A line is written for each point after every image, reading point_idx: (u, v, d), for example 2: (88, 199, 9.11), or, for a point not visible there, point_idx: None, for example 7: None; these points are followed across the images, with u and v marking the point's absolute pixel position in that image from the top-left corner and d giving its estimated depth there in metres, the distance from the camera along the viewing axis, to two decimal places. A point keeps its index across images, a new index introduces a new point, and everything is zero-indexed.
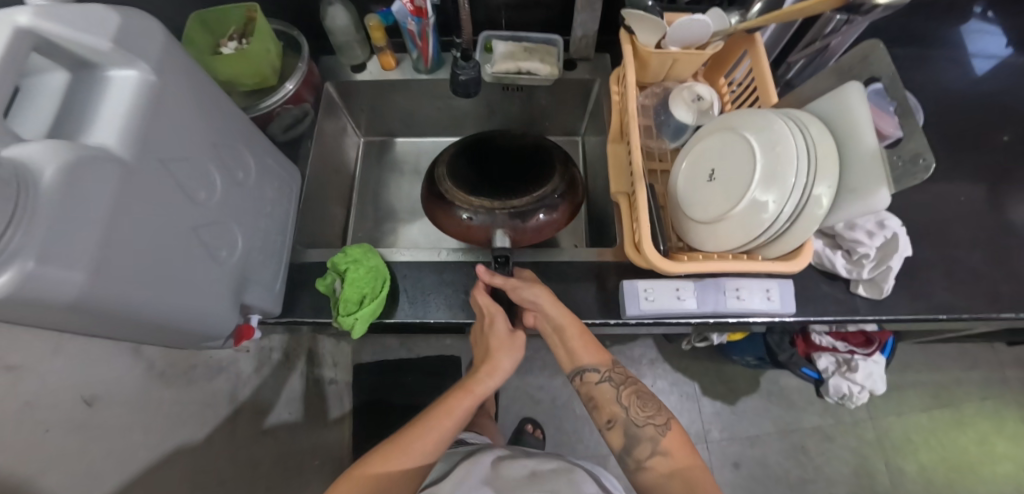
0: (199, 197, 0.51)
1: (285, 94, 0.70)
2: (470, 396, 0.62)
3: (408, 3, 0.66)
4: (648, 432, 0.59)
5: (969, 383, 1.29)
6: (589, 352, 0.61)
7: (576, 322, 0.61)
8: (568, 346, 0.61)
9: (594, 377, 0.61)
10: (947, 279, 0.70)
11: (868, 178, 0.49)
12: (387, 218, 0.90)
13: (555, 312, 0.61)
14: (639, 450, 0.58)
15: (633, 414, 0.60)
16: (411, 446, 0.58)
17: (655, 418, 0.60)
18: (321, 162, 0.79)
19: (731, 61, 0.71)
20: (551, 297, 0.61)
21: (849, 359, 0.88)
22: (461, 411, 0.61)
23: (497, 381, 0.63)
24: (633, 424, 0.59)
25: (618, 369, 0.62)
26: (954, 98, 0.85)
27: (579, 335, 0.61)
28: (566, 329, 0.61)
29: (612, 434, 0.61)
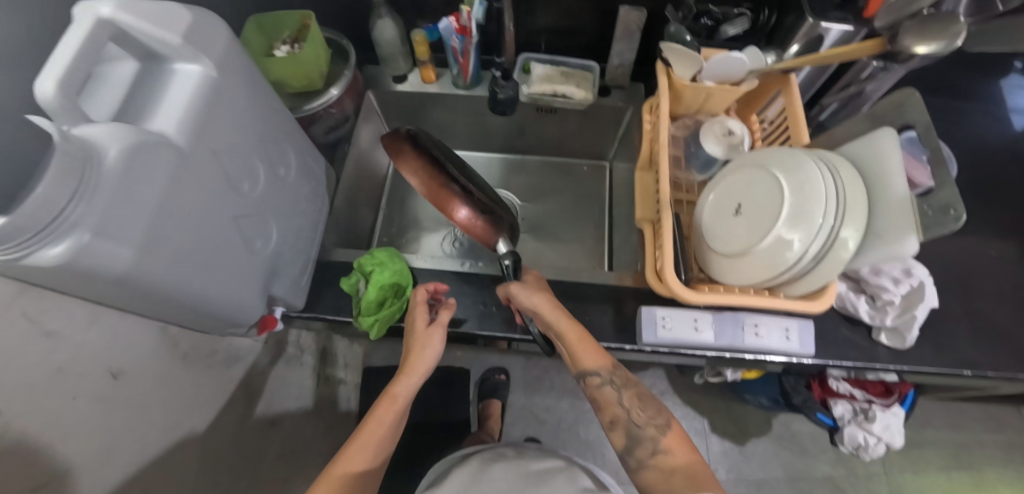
0: (243, 189, 0.54)
1: (328, 99, 0.73)
2: (397, 402, 0.59)
3: (454, 21, 0.69)
4: (649, 432, 0.57)
5: (991, 445, 1.23)
6: (589, 356, 0.60)
7: (578, 329, 0.62)
8: (570, 350, 0.61)
9: (595, 380, 0.60)
10: (974, 335, 0.68)
11: (895, 227, 0.50)
12: (412, 225, 0.92)
13: (551, 315, 0.61)
14: (641, 450, 0.57)
15: (634, 416, 0.58)
16: (361, 453, 0.56)
17: (656, 418, 0.58)
18: (356, 166, 0.82)
19: (764, 98, 0.71)
20: (548, 303, 0.61)
21: (866, 408, 0.86)
22: (388, 420, 0.58)
23: (418, 382, 0.60)
24: (635, 425, 0.58)
25: (620, 371, 0.61)
26: (991, 152, 0.84)
27: (580, 342, 0.61)
28: (567, 335, 0.61)
29: (614, 435, 0.60)
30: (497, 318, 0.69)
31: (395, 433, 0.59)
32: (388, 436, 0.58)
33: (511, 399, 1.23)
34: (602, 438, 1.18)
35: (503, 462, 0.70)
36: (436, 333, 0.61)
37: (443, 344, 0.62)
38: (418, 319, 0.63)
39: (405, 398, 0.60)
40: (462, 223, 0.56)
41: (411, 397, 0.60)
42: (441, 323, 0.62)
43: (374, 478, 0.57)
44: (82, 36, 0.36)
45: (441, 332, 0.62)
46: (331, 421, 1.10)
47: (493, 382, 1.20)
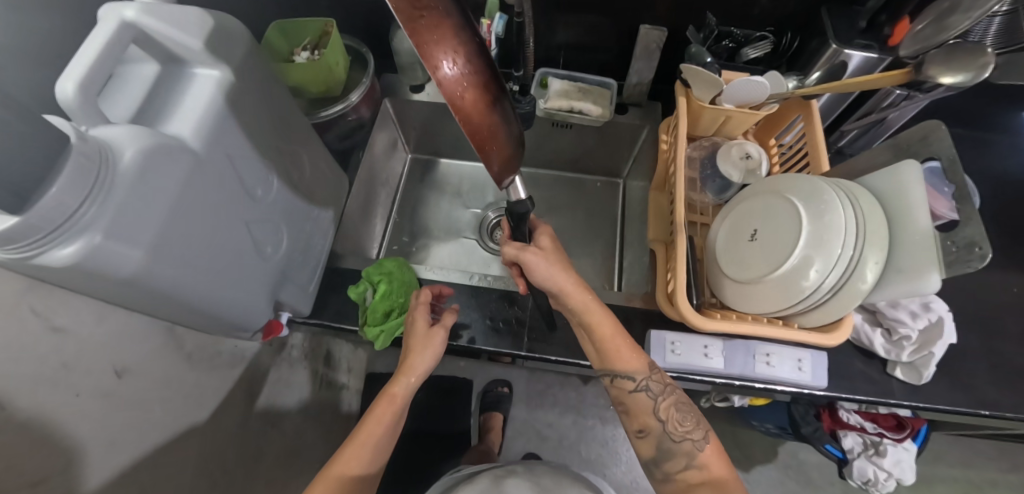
0: (257, 194, 0.54)
1: (343, 107, 0.72)
2: (399, 399, 0.58)
3: (474, 34, 0.70)
4: (684, 447, 0.57)
5: (1006, 486, 1.16)
6: (625, 357, 0.58)
7: (610, 320, 0.58)
8: (603, 349, 0.59)
9: (629, 385, 0.58)
10: (993, 374, 0.66)
11: (917, 260, 0.49)
12: (422, 234, 0.92)
13: (580, 301, 0.57)
14: (672, 464, 0.58)
15: (670, 428, 0.58)
16: (359, 455, 0.55)
17: (692, 433, 0.58)
18: (370, 174, 0.82)
19: (784, 123, 0.70)
20: (581, 287, 0.57)
21: (877, 442, 0.83)
22: (387, 420, 0.57)
23: (419, 380, 0.59)
24: (669, 438, 0.58)
25: (656, 377, 0.58)
26: (1014, 185, 0.82)
27: (613, 337, 0.58)
28: (598, 327, 0.58)
29: (643, 443, 0.60)
30: (502, 334, 0.68)
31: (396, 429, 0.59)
32: (389, 433, 0.57)
33: (513, 413, 1.21)
34: (604, 456, 1.16)
35: (513, 478, 0.69)
36: (437, 335, 0.60)
37: (443, 346, 0.61)
38: (419, 321, 0.62)
39: (404, 397, 0.58)
40: (448, 87, 0.36)
41: (411, 396, 0.59)
42: (444, 326, 0.61)
43: (371, 480, 0.57)
44: (101, 41, 0.36)
45: (443, 334, 0.61)
46: (331, 424, 1.09)
47: (495, 395, 1.19)
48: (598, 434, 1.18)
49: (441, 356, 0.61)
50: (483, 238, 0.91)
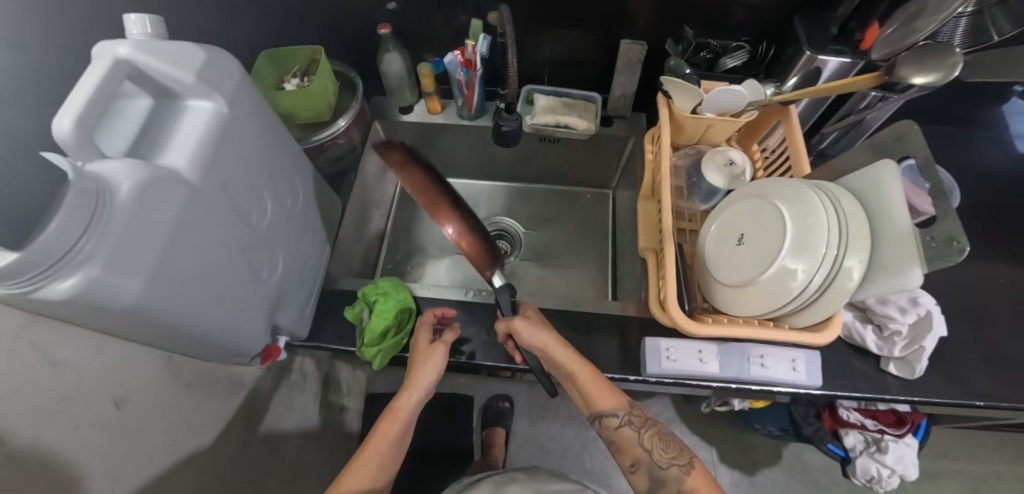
0: (252, 220, 0.55)
1: (337, 129, 0.74)
2: (402, 416, 0.58)
3: (459, 55, 0.72)
4: (671, 473, 0.57)
5: (1009, 478, 1.16)
6: (605, 398, 0.60)
7: (589, 366, 0.61)
8: (584, 392, 0.61)
9: (614, 421, 0.60)
10: (987, 366, 0.67)
11: (899, 257, 0.50)
12: (417, 252, 0.92)
13: (560, 354, 0.61)
14: (664, 492, 0.57)
15: (656, 457, 0.59)
16: (364, 471, 0.55)
17: (678, 459, 0.58)
18: (364, 195, 0.82)
19: (765, 128, 0.72)
20: (557, 342, 0.61)
21: (879, 439, 0.83)
22: (392, 435, 0.57)
23: (420, 399, 0.59)
24: (657, 466, 0.58)
25: (637, 411, 0.61)
26: (994, 179, 0.84)
27: (595, 381, 0.60)
28: (578, 375, 0.60)
29: (636, 478, 0.60)
30: (498, 348, 0.68)
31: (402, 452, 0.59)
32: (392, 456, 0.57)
33: (514, 427, 1.21)
34: (608, 467, 1.16)
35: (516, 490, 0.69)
36: (437, 351, 0.61)
37: (444, 361, 0.61)
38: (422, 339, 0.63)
39: (406, 413, 0.59)
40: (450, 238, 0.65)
41: (414, 414, 0.60)
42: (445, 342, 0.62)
43: None
44: (101, 71, 0.38)
45: (444, 350, 0.61)
46: (332, 447, 1.08)
47: (497, 410, 1.18)
48: (602, 444, 1.18)
49: (443, 373, 0.61)
50: None
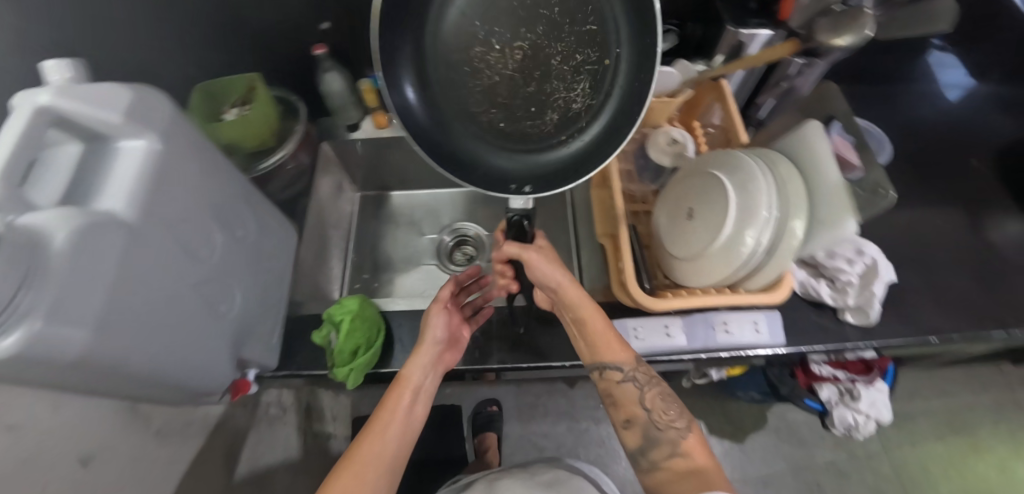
0: (201, 254, 0.53)
1: (286, 151, 0.72)
2: (410, 384, 0.59)
3: None
4: (668, 435, 0.58)
5: (978, 408, 1.20)
6: (613, 350, 0.59)
7: (601, 317, 0.59)
8: (591, 341, 0.60)
9: (617, 376, 0.59)
10: (934, 304, 0.71)
11: (834, 211, 0.52)
12: (383, 268, 0.91)
13: (576, 295, 0.58)
14: (656, 452, 0.59)
15: (655, 418, 0.59)
16: (374, 445, 0.55)
17: (677, 422, 0.59)
18: (320, 216, 0.81)
19: (702, 106, 0.75)
20: (573, 282, 0.58)
21: (851, 388, 0.87)
22: (401, 407, 0.57)
23: (425, 362, 0.60)
24: (655, 427, 0.59)
25: (643, 368, 0.60)
26: (918, 127, 0.89)
27: (604, 333, 0.59)
28: (589, 320, 0.58)
29: (628, 433, 0.61)
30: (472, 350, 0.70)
31: (414, 421, 0.58)
32: (406, 432, 0.57)
33: (506, 430, 1.20)
34: (603, 455, 1.17)
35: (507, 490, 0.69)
36: (437, 311, 0.62)
37: (445, 319, 0.63)
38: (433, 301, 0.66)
39: (414, 379, 0.59)
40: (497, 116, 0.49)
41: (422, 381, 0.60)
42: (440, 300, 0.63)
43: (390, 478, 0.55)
44: (21, 124, 0.36)
45: (440, 309, 0.63)
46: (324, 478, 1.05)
47: (487, 415, 1.18)
48: (595, 434, 1.19)
49: (446, 333, 0.62)
50: (444, 261, 0.91)
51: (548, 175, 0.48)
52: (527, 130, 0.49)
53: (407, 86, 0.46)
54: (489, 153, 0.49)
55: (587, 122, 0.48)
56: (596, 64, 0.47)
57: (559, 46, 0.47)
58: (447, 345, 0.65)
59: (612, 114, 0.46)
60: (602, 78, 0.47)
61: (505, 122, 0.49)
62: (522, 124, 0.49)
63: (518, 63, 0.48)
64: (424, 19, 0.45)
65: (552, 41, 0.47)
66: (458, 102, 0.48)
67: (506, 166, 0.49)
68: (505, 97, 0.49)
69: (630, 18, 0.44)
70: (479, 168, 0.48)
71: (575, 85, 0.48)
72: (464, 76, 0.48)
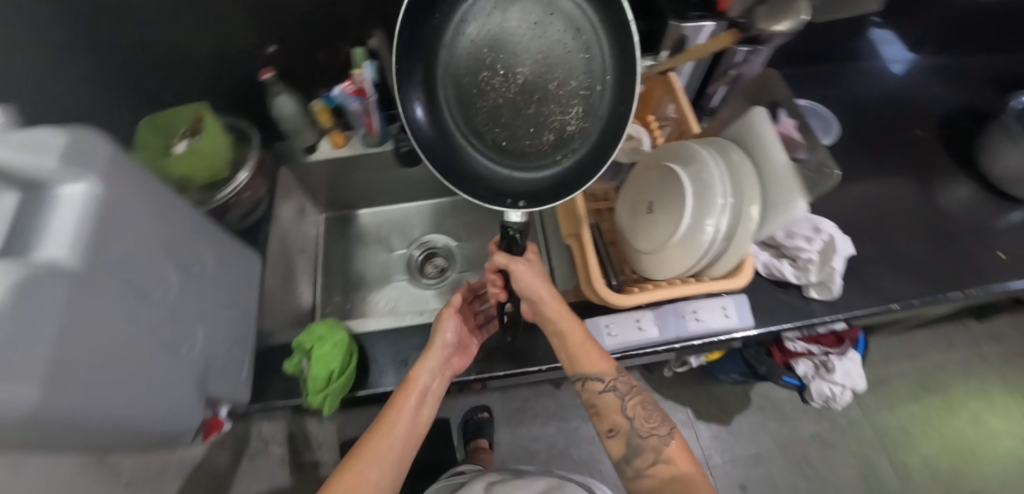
0: (155, 295, 0.51)
1: (243, 176, 0.70)
2: (415, 387, 0.59)
3: (348, 84, 0.72)
4: (650, 442, 0.58)
5: (949, 366, 1.24)
6: (592, 361, 0.59)
7: (580, 328, 0.60)
8: (572, 354, 0.60)
9: (598, 386, 0.60)
10: (893, 273, 0.74)
11: (784, 194, 0.54)
12: (355, 288, 0.90)
13: (554, 310, 0.59)
14: (640, 460, 0.58)
15: (637, 425, 0.59)
16: (382, 444, 0.56)
17: (658, 429, 0.59)
18: (284, 243, 0.80)
19: (654, 99, 0.77)
20: (552, 297, 0.59)
21: (825, 360, 0.90)
22: (409, 408, 0.58)
23: (434, 366, 0.61)
24: (637, 434, 0.59)
25: (623, 378, 0.61)
26: (863, 103, 0.92)
27: (584, 344, 0.60)
28: (569, 334, 0.60)
29: (612, 442, 0.60)
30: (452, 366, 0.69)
31: (421, 423, 0.59)
32: (411, 432, 0.58)
33: (497, 437, 1.20)
34: (595, 452, 1.17)
35: None
36: (449, 316, 0.63)
37: (456, 325, 0.63)
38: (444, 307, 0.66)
39: (423, 381, 0.60)
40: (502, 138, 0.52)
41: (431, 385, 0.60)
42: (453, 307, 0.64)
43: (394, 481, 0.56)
44: None
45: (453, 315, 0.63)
46: None
47: (477, 421, 1.17)
48: (585, 433, 1.19)
49: (455, 339, 0.63)
50: (415, 275, 0.91)
51: (540, 191, 0.51)
52: (524, 149, 0.52)
53: (417, 102, 0.50)
54: (491, 168, 0.53)
55: (579, 145, 0.50)
56: (590, 89, 0.49)
57: (556, 74, 0.49)
58: (455, 349, 0.65)
59: (601, 139, 0.48)
60: (595, 104, 0.49)
61: (507, 140, 0.52)
62: (522, 143, 0.52)
63: (519, 85, 0.50)
64: (435, 43, 0.49)
65: (550, 68, 0.49)
66: (464, 119, 0.52)
67: (502, 181, 0.52)
68: (506, 117, 0.51)
69: (620, 47, 0.46)
70: (478, 180, 0.52)
71: (569, 109, 0.50)
72: (470, 96, 0.51)
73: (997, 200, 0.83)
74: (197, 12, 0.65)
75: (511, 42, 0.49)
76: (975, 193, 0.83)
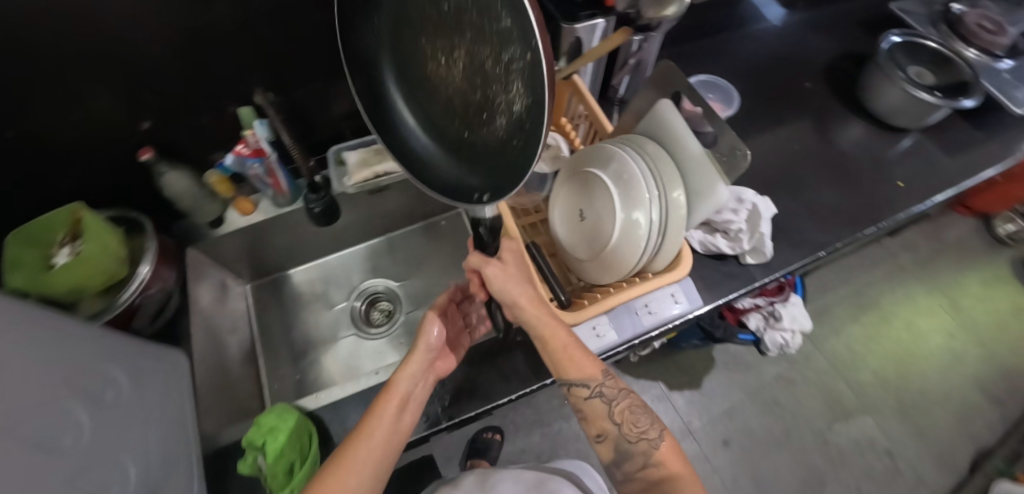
0: (60, 446, 0.39)
1: (148, 269, 0.62)
2: (396, 393, 0.54)
3: (240, 148, 0.69)
4: (640, 447, 0.55)
5: (876, 282, 1.36)
6: (576, 368, 0.56)
7: (563, 333, 0.56)
8: (555, 360, 0.57)
9: (584, 392, 0.57)
10: (814, 222, 0.79)
11: (704, 180, 0.54)
12: (302, 355, 0.85)
13: (531, 312, 0.55)
14: (630, 464, 0.55)
15: (625, 431, 0.56)
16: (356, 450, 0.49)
17: (648, 432, 0.56)
18: (211, 329, 0.73)
19: (563, 103, 0.76)
20: (531, 298, 0.55)
21: (772, 310, 0.95)
22: (389, 410, 0.52)
23: (417, 366, 0.55)
24: (625, 440, 0.56)
25: (610, 381, 0.58)
26: (755, 67, 0.96)
27: (565, 348, 0.56)
28: (550, 340, 0.56)
29: (601, 447, 0.58)
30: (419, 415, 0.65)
31: (400, 429, 0.53)
32: (392, 438, 0.51)
33: None
34: (583, 447, 1.19)
35: None
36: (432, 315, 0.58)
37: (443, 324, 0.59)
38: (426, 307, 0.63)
39: (405, 381, 0.54)
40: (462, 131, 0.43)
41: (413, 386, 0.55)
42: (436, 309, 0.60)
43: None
44: None
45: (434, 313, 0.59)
46: None
47: (484, 442, 1.16)
48: (570, 431, 1.21)
49: (440, 342, 0.58)
50: (362, 328, 0.88)
51: (495, 189, 0.41)
52: (486, 140, 0.41)
53: (376, 108, 0.50)
54: (456, 168, 0.46)
55: (525, 131, 0.35)
56: (522, 60, 0.33)
57: (487, 46, 0.36)
58: (439, 352, 0.59)
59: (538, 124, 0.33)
60: (531, 77, 0.32)
61: (467, 132, 0.43)
62: (481, 134, 0.42)
63: (461, 67, 0.39)
64: (377, 52, 0.48)
65: (482, 41, 0.36)
66: (430, 119, 0.47)
67: (468, 182, 0.45)
68: (462, 106, 0.42)
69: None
70: (445, 182, 0.48)
71: (510, 87, 0.35)
72: (428, 88, 0.45)
73: (887, 133, 0.90)
74: (50, 105, 0.55)
75: (440, 17, 0.39)
76: (867, 130, 0.90)
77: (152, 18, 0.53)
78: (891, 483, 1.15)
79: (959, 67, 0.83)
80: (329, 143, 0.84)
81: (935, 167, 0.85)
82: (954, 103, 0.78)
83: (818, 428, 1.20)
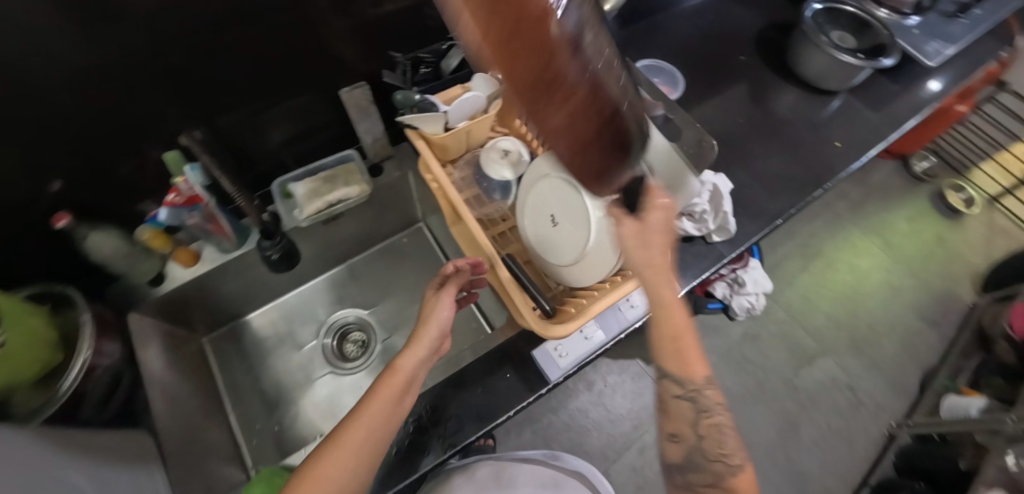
0: None
1: (88, 348, 0.54)
2: (402, 376, 0.50)
3: (172, 197, 0.62)
4: (715, 467, 0.48)
5: (819, 232, 1.45)
6: (678, 363, 0.49)
7: (685, 318, 0.48)
8: (663, 346, 0.49)
9: (675, 390, 0.50)
10: (766, 192, 0.83)
11: (675, 176, 0.56)
12: (278, 404, 0.80)
13: (662, 283, 0.48)
14: (696, 477, 0.49)
15: (705, 445, 0.49)
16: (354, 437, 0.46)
17: (729, 454, 0.49)
18: (173, 396, 0.67)
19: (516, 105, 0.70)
20: (665, 269, 0.48)
21: (736, 277, 1.00)
22: (391, 395, 0.49)
23: (424, 349, 0.53)
24: (703, 454, 0.49)
25: (710, 392, 0.50)
26: (690, 45, 0.99)
27: (679, 339, 0.49)
28: (672, 322, 0.48)
29: (669, 447, 0.51)
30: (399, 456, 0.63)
31: (396, 416, 0.50)
32: (390, 421, 0.49)
33: None
34: (575, 436, 1.21)
35: None
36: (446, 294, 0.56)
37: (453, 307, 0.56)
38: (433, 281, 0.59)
39: (411, 366, 0.51)
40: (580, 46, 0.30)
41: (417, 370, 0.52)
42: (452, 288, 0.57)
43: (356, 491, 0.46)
44: None
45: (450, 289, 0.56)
46: None
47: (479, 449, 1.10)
48: (560, 422, 1.22)
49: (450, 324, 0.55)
50: (337, 363, 0.84)
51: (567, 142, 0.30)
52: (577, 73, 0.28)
53: None
54: None
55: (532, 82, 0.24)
56: None
57: None
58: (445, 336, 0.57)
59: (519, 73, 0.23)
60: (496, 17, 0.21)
61: None
62: None
63: None
64: None
65: None
66: None
67: None
68: None
69: None
70: None
71: None
72: None
73: (819, 96, 0.95)
74: None
75: None
76: (801, 96, 0.95)
77: (44, 67, 0.45)
78: (855, 415, 1.25)
79: (876, 31, 0.88)
80: (269, 176, 0.78)
81: (864, 124, 0.91)
82: (875, 64, 0.83)
83: (786, 376, 1.28)
